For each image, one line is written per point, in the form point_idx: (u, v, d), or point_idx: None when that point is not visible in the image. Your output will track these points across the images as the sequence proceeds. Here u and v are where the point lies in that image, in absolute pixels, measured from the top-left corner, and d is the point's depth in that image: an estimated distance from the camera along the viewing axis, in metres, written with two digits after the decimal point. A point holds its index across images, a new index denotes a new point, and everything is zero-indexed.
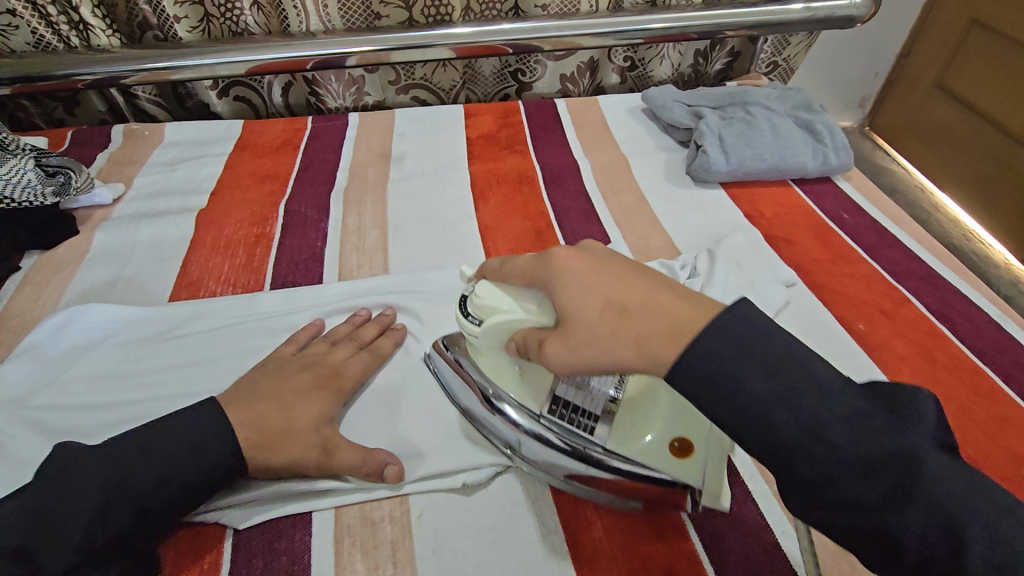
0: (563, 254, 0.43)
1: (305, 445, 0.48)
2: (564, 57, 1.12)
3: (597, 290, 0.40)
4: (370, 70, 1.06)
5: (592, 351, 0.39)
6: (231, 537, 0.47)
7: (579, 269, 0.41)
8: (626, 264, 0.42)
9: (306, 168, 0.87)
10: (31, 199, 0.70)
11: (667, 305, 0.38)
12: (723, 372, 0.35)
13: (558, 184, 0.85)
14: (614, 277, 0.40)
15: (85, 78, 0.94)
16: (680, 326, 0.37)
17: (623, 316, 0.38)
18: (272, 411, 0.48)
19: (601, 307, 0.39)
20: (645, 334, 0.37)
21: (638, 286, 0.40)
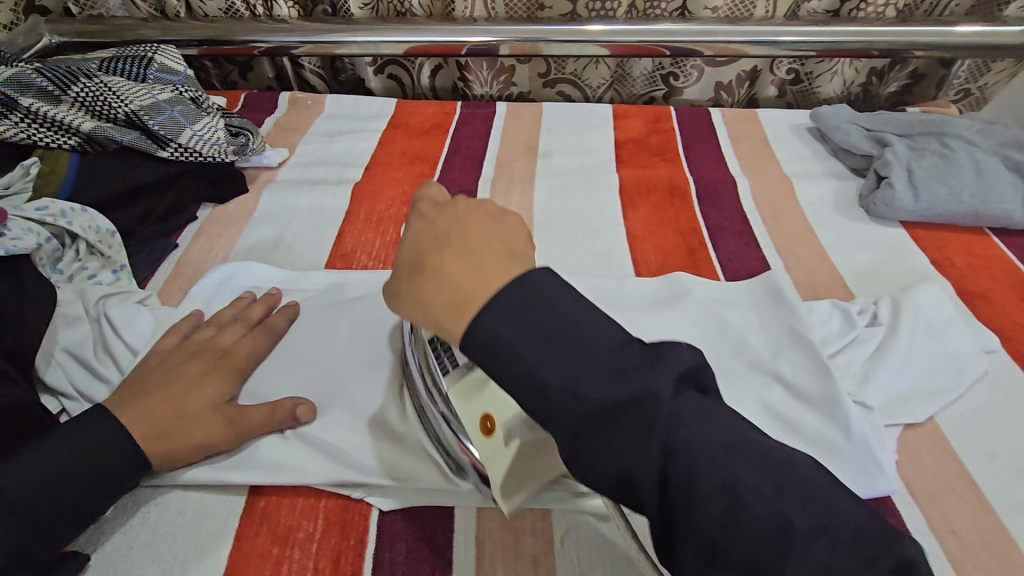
0: (418, 212, 0.42)
1: (207, 423, 0.48)
2: (725, 64, 1.04)
3: (425, 250, 0.40)
4: (522, 60, 1.05)
5: (402, 308, 0.39)
6: (376, 516, 0.47)
7: (419, 233, 0.41)
8: (490, 214, 0.42)
9: (454, 153, 0.88)
10: (216, 155, 0.73)
11: (465, 272, 0.37)
12: (523, 365, 0.34)
13: (712, 200, 0.79)
14: (461, 225, 0.40)
15: (262, 45, 1.00)
16: (458, 295, 0.36)
17: (427, 279, 0.38)
18: (163, 400, 0.47)
19: (411, 268, 0.39)
20: (428, 299, 0.37)
21: (464, 241, 0.39)
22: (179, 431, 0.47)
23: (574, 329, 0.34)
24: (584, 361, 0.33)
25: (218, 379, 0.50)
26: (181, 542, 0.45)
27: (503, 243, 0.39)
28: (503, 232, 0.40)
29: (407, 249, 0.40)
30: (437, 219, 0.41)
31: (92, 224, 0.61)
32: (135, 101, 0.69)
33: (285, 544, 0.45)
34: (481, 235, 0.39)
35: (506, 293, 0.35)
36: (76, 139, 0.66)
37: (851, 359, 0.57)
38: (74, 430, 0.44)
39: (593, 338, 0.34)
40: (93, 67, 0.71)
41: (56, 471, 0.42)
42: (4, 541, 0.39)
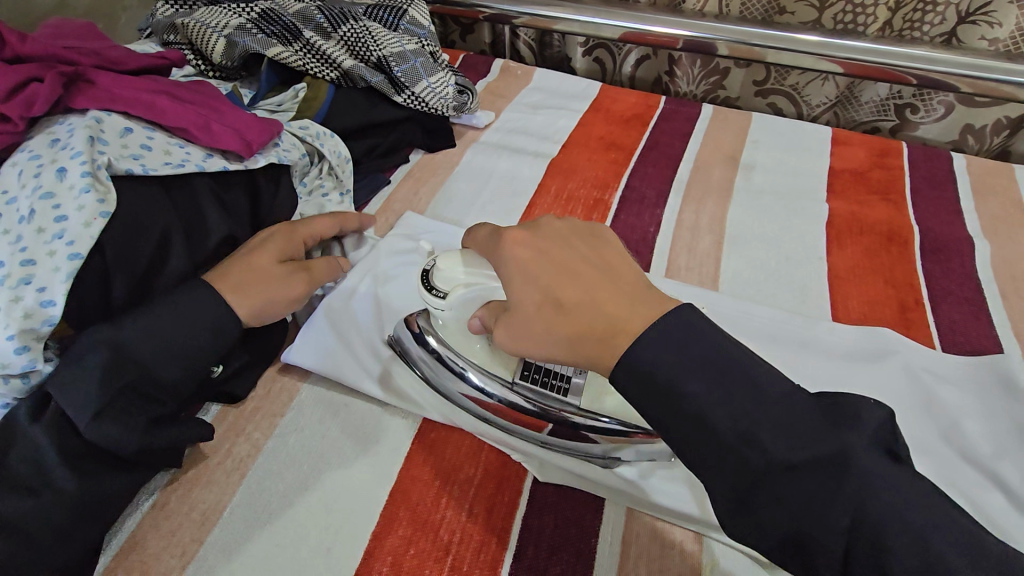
0: (512, 241, 0.43)
1: (280, 277, 0.52)
2: (985, 105, 0.90)
3: (545, 287, 0.40)
4: (740, 63, 0.99)
5: (529, 338, 0.41)
6: (530, 483, 0.48)
7: (528, 263, 0.41)
8: (579, 233, 0.44)
9: (651, 148, 0.86)
10: (439, 108, 0.79)
11: (614, 305, 0.38)
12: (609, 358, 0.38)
13: (939, 256, 0.70)
14: (566, 247, 0.42)
15: (488, 11, 1.06)
16: (610, 321, 0.37)
17: (562, 312, 0.39)
18: (245, 267, 0.51)
19: (545, 304, 0.40)
20: (574, 331, 0.38)
21: (579, 274, 0.40)
22: (254, 287, 0.50)
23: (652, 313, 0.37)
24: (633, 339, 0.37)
25: (278, 239, 0.56)
26: (362, 446, 0.50)
27: (631, 280, 0.40)
28: (605, 255, 0.42)
29: (531, 294, 0.40)
30: (543, 250, 0.42)
31: (336, 149, 0.68)
32: (387, 48, 0.77)
33: (448, 480, 0.48)
34: (615, 272, 0.41)
35: (657, 323, 0.36)
36: (336, 73, 0.75)
37: None
38: (178, 301, 0.47)
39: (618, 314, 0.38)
40: (359, 11, 0.80)
41: (155, 323, 0.46)
42: (124, 383, 0.44)
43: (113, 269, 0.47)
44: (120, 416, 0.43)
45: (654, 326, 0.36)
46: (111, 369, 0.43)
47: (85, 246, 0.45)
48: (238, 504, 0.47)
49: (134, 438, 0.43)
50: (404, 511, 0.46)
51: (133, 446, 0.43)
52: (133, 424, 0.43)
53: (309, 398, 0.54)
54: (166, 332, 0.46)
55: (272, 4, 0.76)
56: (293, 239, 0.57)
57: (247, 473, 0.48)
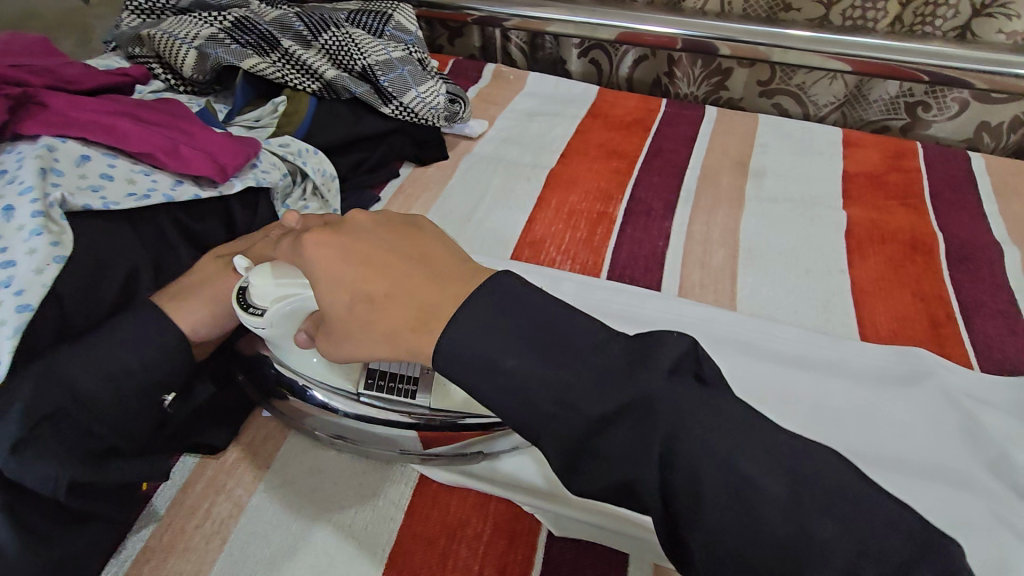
0: (317, 236, 0.38)
1: (222, 279, 0.47)
2: (999, 102, 0.86)
3: (355, 285, 0.36)
4: (743, 63, 0.95)
5: (350, 339, 0.37)
6: (543, 537, 0.44)
7: (331, 260, 0.37)
8: (395, 222, 0.41)
9: (654, 155, 0.82)
10: (430, 118, 0.74)
11: (356, 266, 0.37)
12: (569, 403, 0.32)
13: (967, 265, 0.65)
14: (375, 236, 0.39)
15: (478, 13, 1.02)
16: (424, 314, 0.35)
17: (375, 308, 0.36)
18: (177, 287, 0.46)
19: (356, 301, 0.36)
20: (387, 326, 0.36)
21: (388, 265, 0.37)
22: (188, 296, 0.45)
23: (563, 340, 0.34)
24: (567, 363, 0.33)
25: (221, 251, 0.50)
26: (357, 500, 0.45)
27: (440, 257, 0.38)
28: (420, 239, 0.40)
29: (336, 290, 0.36)
30: (343, 238, 0.38)
31: (320, 166, 0.63)
32: (372, 56, 0.72)
33: (453, 538, 0.43)
34: (425, 252, 0.39)
35: (467, 307, 0.35)
36: (318, 84, 0.69)
37: None
38: (127, 329, 0.42)
39: (572, 339, 0.34)
40: (341, 17, 0.75)
41: (94, 349, 0.40)
42: (56, 417, 0.38)
43: (70, 313, 0.42)
44: (49, 453, 0.38)
45: (467, 309, 0.34)
46: (40, 404, 0.38)
47: (36, 295, 0.40)
48: (218, 573, 0.41)
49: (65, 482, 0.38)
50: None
51: (62, 489, 0.38)
52: (67, 468, 0.38)
53: (298, 449, 0.49)
54: (105, 358, 0.40)
55: (247, 12, 0.71)
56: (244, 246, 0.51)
57: (228, 536, 0.43)
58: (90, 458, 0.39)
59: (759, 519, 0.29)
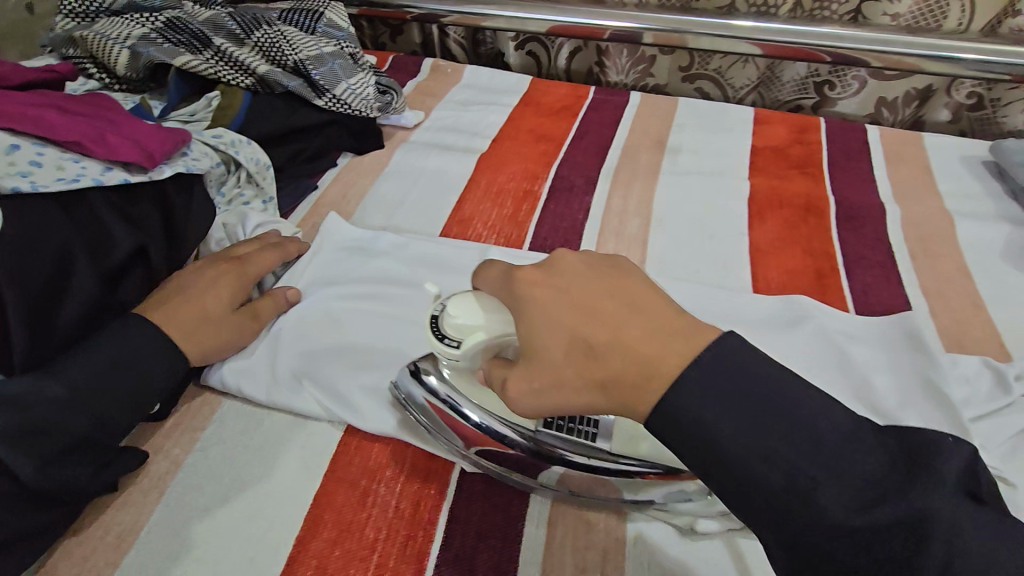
0: (529, 280, 0.40)
1: (229, 326, 0.54)
2: (893, 78, 0.94)
3: (564, 327, 0.37)
4: (665, 51, 1.01)
5: (557, 395, 0.37)
6: (456, 474, 0.48)
7: (551, 307, 0.38)
8: (607, 264, 0.40)
9: (580, 137, 0.87)
10: (363, 109, 0.78)
11: (632, 335, 0.36)
12: (710, 423, 0.33)
13: (854, 224, 0.72)
14: (580, 277, 0.39)
15: (415, 11, 1.06)
16: (647, 366, 0.35)
17: (593, 360, 0.36)
18: (185, 303, 0.52)
19: (575, 348, 0.37)
20: (601, 374, 0.36)
21: (596, 313, 0.37)
22: (198, 331, 0.52)
23: (761, 396, 0.33)
24: (763, 407, 0.33)
25: (224, 279, 0.56)
26: (286, 453, 0.50)
27: (661, 311, 0.37)
28: (639, 285, 0.39)
29: (553, 338, 0.37)
30: (556, 287, 0.39)
31: (253, 155, 0.67)
32: (303, 51, 0.76)
33: (373, 479, 0.48)
34: (645, 305, 0.38)
35: (695, 366, 0.34)
36: (251, 79, 0.73)
37: (993, 428, 0.50)
38: (125, 337, 0.48)
39: (753, 375, 0.34)
40: (273, 16, 0.79)
41: (107, 369, 0.46)
42: (73, 432, 0.43)
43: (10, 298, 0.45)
44: (70, 465, 0.43)
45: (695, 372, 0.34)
46: (63, 421, 0.43)
47: None
48: (157, 521, 0.45)
49: (84, 482, 0.43)
50: (329, 513, 0.46)
51: (81, 488, 0.43)
52: (85, 471, 0.43)
53: (232, 412, 0.53)
54: (122, 378, 0.46)
55: (179, 12, 0.74)
56: (242, 278, 0.57)
57: (166, 490, 0.47)
58: (98, 465, 0.44)
59: (779, 492, 0.32)
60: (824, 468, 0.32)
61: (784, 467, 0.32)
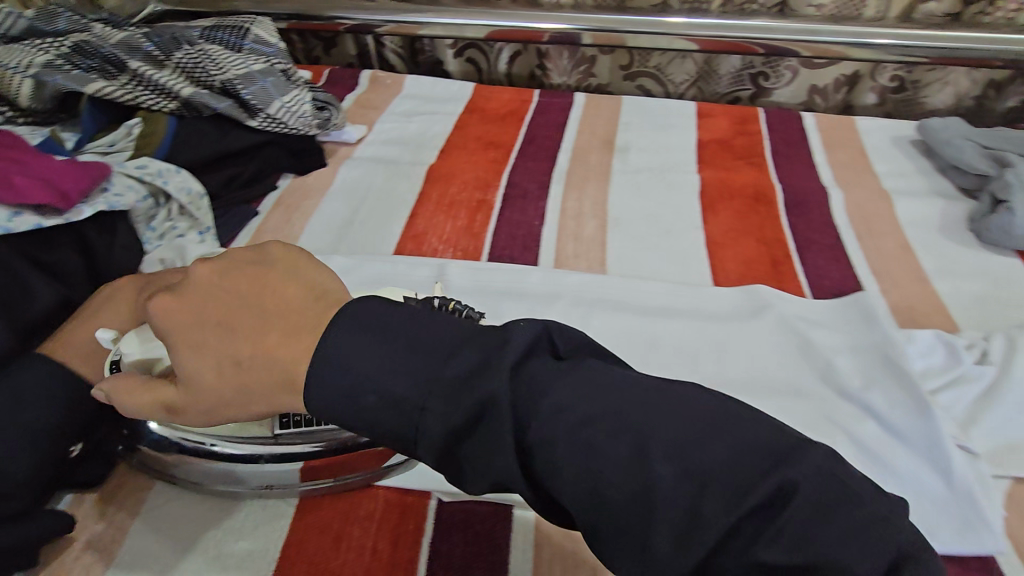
0: (159, 306, 0.37)
1: (125, 339, 0.47)
2: (822, 66, 0.98)
3: (215, 347, 0.36)
4: (604, 50, 1.02)
5: (225, 410, 0.37)
6: (434, 505, 0.46)
7: (181, 328, 0.37)
8: (245, 253, 0.40)
9: (528, 142, 0.86)
10: (300, 126, 0.75)
11: (261, 339, 0.35)
12: (433, 424, 0.32)
13: (801, 210, 0.74)
14: (206, 276, 0.38)
15: (348, 22, 1.03)
16: (288, 367, 0.35)
17: (240, 373, 0.36)
18: (82, 326, 0.48)
19: (188, 346, 0.36)
20: (247, 381, 0.36)
21: (259, 318, 0.36)
22: (92, 354, 0.46)
23: (423, 348, 0.34)
24: (460, 387, 0.32)
25: (121, 299, 0.49)
26: (246, 504, 0.46)
27: (289, 303, 0.37)
28: (273, 275, 0.38)
29: (199, 365, 0.36)
30: (194, 309, 0.37)
31: (184, 185, 0.62)
32: (231, 70, 0.72)
33: (345, 521, 0.45)
34: (275, 298, 0.37)
35: (324, 341, 0.34)
36: (175, 103, 0.69)
37: (953, 398, 0.51)
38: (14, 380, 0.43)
39: (444, 358, 0.33)
40: (194, 35, 0.75)
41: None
42: None
43: None
44: None
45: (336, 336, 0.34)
46: None
47: None
48: None
49: None
50: (299, 565, 0.42)
51: None
52: None
53: None
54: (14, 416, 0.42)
55: (88, 36, 0.69)
56: (142, 292, 0.49)
57: (111, 561, 0.43)
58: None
59: (611, 493, 0.30)
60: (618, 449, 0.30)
61: (610, 460, 0.30)
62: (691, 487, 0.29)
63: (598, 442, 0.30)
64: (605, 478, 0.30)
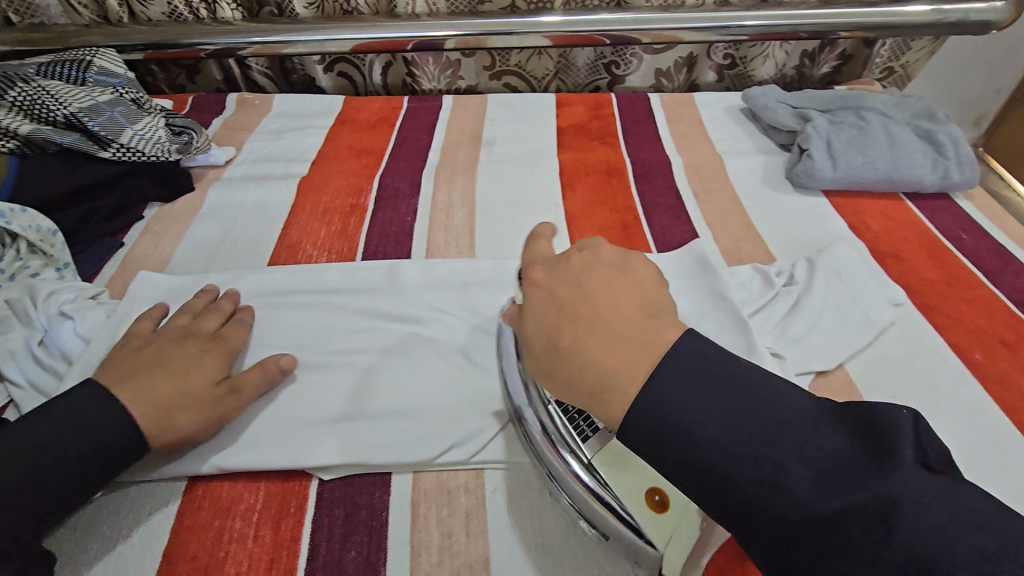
0: (532, 283, 0.43)
1: (204, 401, 0.49)
2: (663, 51, 1.09)
3: (560, 337, 0.39)
4: (467, 54, 1.08)
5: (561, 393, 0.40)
6: (316, 485, 0.49)
7: (541, 330, 0.41)
8: (625, 266, 0.43)
9: (400, 146, 0.90)
10: (159, 153, 0.75)
11: (600, 344, 0.38)
12: (680, 420, 0.35)
13: (648, 179, 0.83)
14: (608, 285, 0.41)
15: (209, 47, 1.00)
16: (628, 371, 0.37)
17: (583, 373, 0.38)
18: (168, 380, 0.48)
19: (551, 348, 0.40)
20: (573, 394, 0.39)
21: (615, 328, 0.39)
22: (179, 412, 0.47)
23: (767, 406, 0.35)
24: (735, 420, 0.34)
25: (194, 354, 0.52)
26: (124, 519, 0.47)
27: (623, 312, 0.40)
28: (625, 288, 0.41)
29: (548, 340, 0.40)
30: (562, 304, 0.41)
31: (32, 223, 0.62)
32: (73, 103, 0.71)
33: (227, 516, 0.47)
34: (613, 309, 0.40)
35: (662, 363, 0.37)
36: (15, 142, 0.67)
37: (767, 317, 0.60)
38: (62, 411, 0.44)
39: (774, 403, 0.35)
40: (30, 73, 0.73)
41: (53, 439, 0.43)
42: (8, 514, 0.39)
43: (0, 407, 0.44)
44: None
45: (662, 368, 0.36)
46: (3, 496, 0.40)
47: None
48: None
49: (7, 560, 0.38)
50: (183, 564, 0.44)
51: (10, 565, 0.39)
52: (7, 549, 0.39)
53: None
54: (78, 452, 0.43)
55: None
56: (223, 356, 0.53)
57: None
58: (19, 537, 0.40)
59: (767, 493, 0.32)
60: (816, 468, 0.32)
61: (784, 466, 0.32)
62: (860, 507, 0.31)
63: (838, 483, 0.32)
64: (773, 485, 0.32)
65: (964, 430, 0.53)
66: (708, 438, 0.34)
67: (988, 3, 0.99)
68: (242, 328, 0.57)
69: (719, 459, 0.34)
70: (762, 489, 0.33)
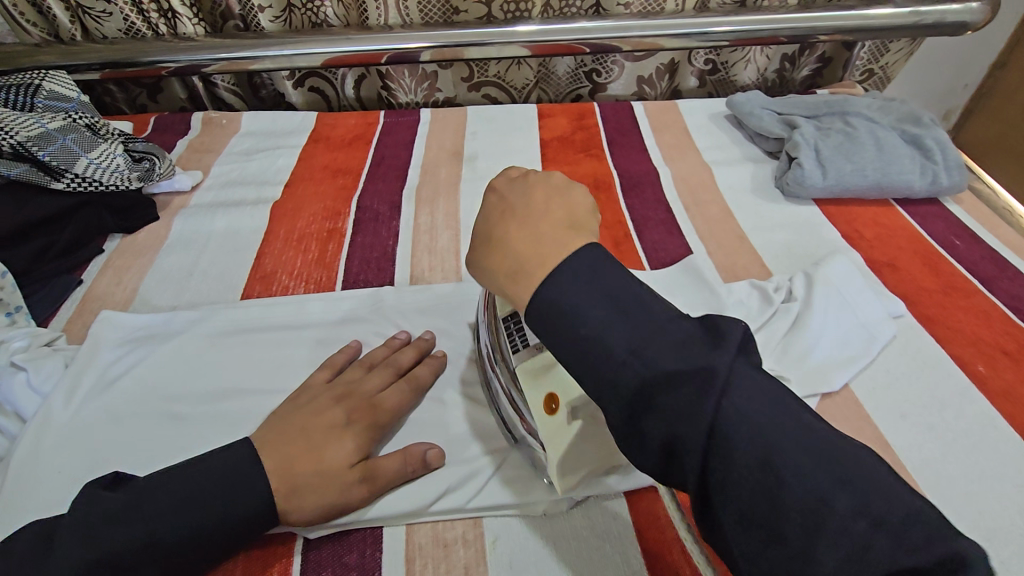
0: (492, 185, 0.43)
1: (339, 486, 0.44)
2: (644, 58, 1.06)
3: (500, 229, 0.39)
4: (444, 65, 1.04)
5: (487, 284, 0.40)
6: (300, 547, 0.45)
7: (491, 226, 0.40)
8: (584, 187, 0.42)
9: (378, 164, 0.86)
10: (118, 182, 0.70)
11: (527, 240, 0.37)
12: (741, 438, 0.29)
13: (636, 192, 0.80)
14: (556, 196, 0.41)
15: (171, 65, 0.95)
16: (548, 257, 0.36)
17: (513, 263, 0.37)
18: (305, 456, 0.44)
19: (493, 241, 0.39)
20: (490, 271, 0.39)
21: (552, 225, 0.38)
22: (306, 494, 0.43)
23: (838, 450, 0.30)
24: (799, 452, 0.29)
25: (354, 433, 0.47)
26: None
27: (559, 218, 0.39)
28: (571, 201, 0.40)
29: (496, 232, 0.39)
30: (509, 205, 0.41)
31: None
32: (21, 132, 0.66)
33: None
34: (552, 212, 0.39)
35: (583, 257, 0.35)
36: None
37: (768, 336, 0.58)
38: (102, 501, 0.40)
39: (837, 445, 0.30)
40: None
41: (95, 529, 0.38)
42: None
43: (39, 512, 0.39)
44: None
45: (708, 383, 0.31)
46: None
47: None
48: None
49: None
50: None
51: None
52: None
53: None
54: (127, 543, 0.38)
55: None
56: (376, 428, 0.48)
57: None
58: None
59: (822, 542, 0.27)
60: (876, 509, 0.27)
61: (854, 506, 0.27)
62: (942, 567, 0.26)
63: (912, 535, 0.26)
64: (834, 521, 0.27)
65: (976, 449, 0.52)
66: (776, 469, 0.29)
67: (963, 5, 1.00)
68: (397, 392, 0.51)
69: (780, 493, 0.28)
70: (815, 519, 0.27)
